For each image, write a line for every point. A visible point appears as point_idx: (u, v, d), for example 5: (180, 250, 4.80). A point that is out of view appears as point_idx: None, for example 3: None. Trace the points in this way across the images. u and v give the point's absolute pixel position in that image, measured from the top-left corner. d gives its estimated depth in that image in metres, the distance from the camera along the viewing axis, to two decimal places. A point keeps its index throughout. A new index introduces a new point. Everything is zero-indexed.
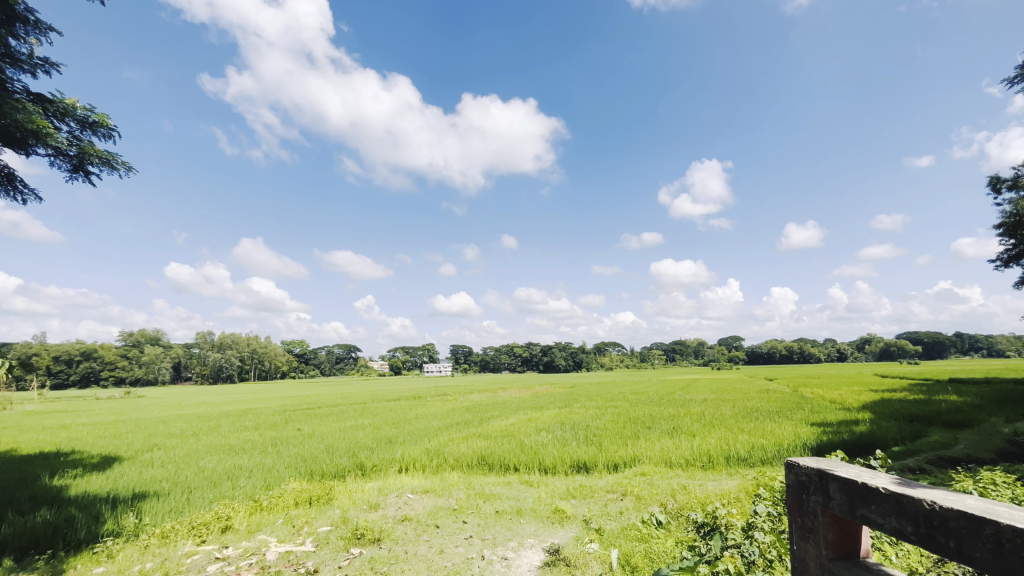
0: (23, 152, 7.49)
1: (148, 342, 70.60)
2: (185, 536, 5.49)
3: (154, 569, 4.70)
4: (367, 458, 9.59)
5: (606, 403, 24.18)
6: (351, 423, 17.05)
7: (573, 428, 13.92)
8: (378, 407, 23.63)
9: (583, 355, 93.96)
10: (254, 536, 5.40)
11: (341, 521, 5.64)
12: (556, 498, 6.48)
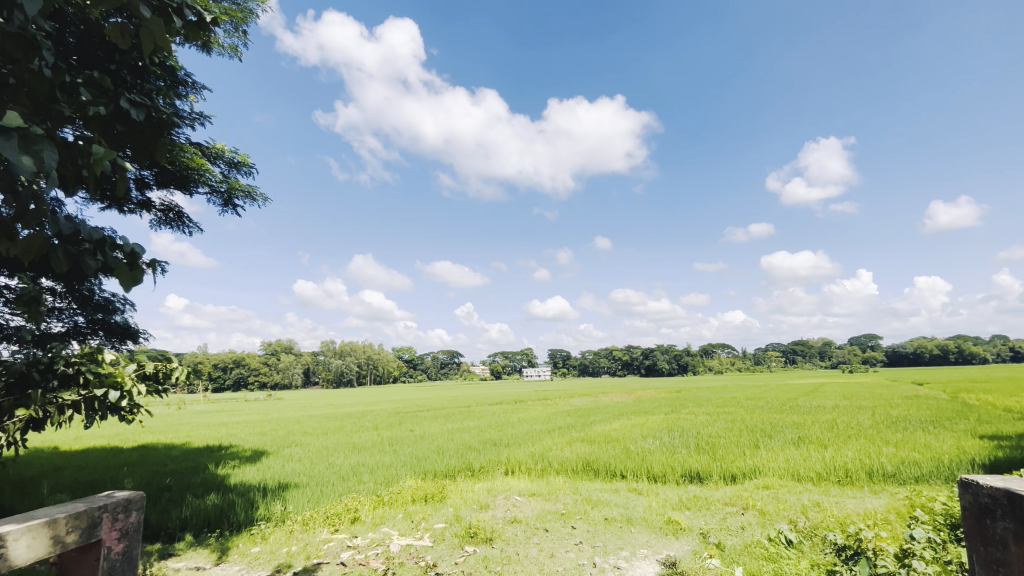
0: (188, 194, 8.96)
1: (284, 351, 80.51)
2: (321, 524, 6.12)
3: (299, 551, 5.29)
4: (476, 459, 9.94)
5: (717, 409, 22.56)
6: (457, 425, 17.83)
7: (683, 435, 13.19)
8: (481, 409, 24.43)
9: (688, 358, 88.92)
10: (379, 528, 5.86)
11: (454, 519, 5.90)
12: (667, 508, 6.18)
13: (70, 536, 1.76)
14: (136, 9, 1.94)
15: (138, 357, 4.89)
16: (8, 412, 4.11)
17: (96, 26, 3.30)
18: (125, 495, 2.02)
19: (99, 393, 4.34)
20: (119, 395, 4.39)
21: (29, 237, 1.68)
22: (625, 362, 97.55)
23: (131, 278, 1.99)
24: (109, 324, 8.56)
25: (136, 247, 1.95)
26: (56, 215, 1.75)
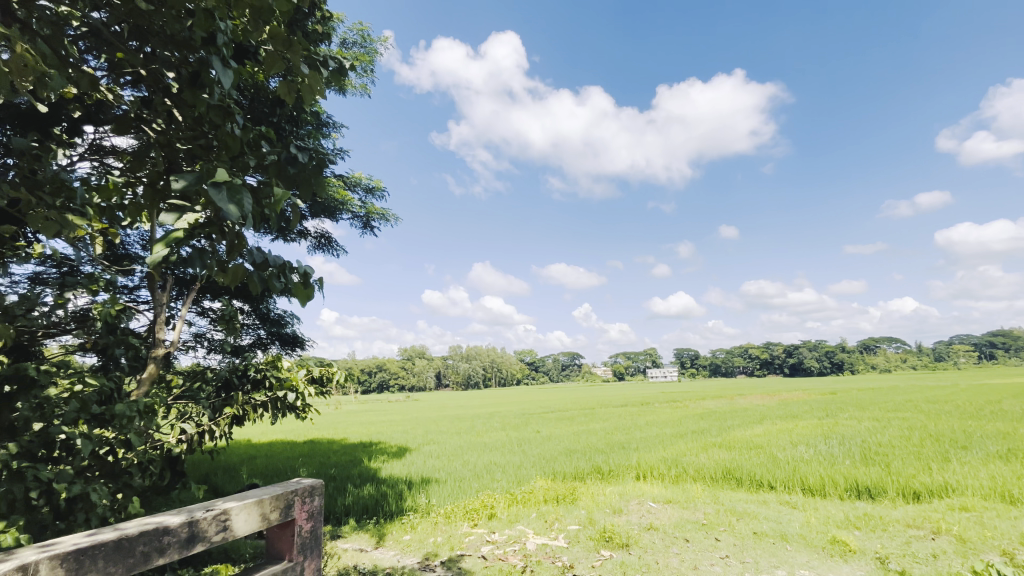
0: (335, 220, 10.28)
1: (417, 356, 87.72)
2: (461, 518, 6.53)
3: (444, 542, 5.70)
4: (604, 462, 9.77)
5: (886, 414, 19.32)
6: (582, 427, 17.76)
7: (843, 443, 11.55)
8: (606, 412, 24.01)
9: (842, 354, 77.66)
10: (514, 525, 6.07)
11: (587, 522, 5.86)
12: (830, 526, 5.44)
13: (273, 514, 2.11)
14: (298, 68, 2.26)
15: (306, 363, 5.69)
16: (220, 409, 5.07)
17: (264, 86, 3.95)
18: (310, 482, 2.34)
19: (280, 394, 5.14)
20: (295, 395, 5.17)
21: (231, 268, 1.98)
22: (762, 361, 88.55)
23: (305, 295, 2.24)
24: (283, 335, 10.14)
25: (308, 270, 2.21)
26: (250, 248, 2.01)
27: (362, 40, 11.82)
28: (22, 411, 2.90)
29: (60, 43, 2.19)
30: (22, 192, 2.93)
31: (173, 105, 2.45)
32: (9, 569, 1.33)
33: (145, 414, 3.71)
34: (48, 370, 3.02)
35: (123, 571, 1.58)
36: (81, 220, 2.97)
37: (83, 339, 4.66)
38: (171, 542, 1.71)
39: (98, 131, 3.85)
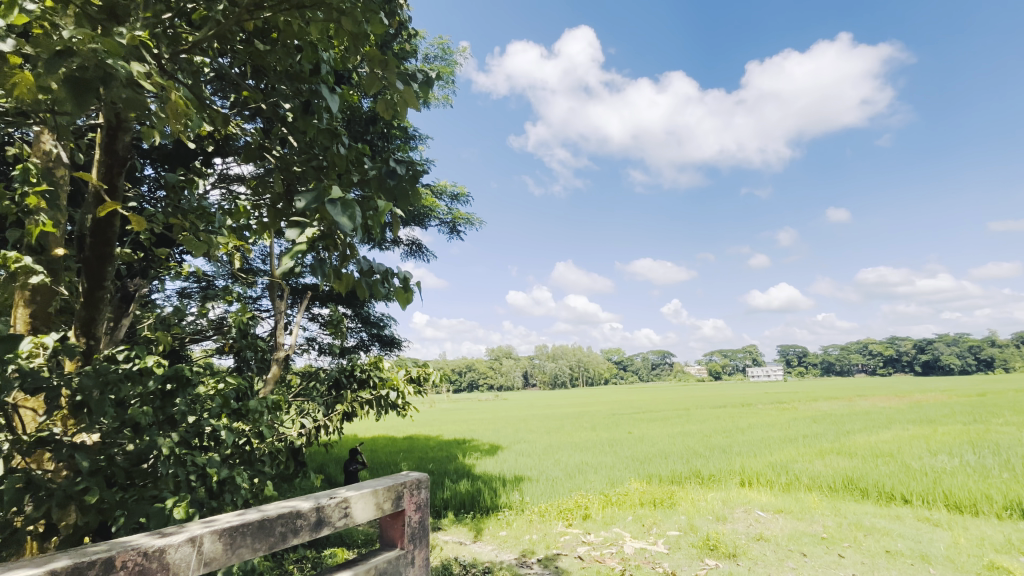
0: (424, 228, 10.84)
1: (503, 355, 89.55)
2: (555, 517, 6.54)
3: (540, 540, 5.75)
4: (704, 466, 9.25)
5: None
6: (677, 428, 17.00)
7: (996, 453, 9.91)
8: (701, 413, 22.78)
9: (990, 350, 66.47)
10: (610, 527, 5.96)
11: (688, 529, 5.59)
12: (986, 550, 4.68)
13: (387, 504, 2.26)
14: (394, 85, 2.37)
15: (405, 364, 6.03)
16: (332, 406, 5.52)
17: (360, 107, 4.27)
18: (417, 475, 2.48)
19: (383, 393, 5.51)
20: (395, 393, 5.52)
21: (344, 275, 2.15)
22: (885, 358, 78.56)
23: (405, 299, 2.24)
24: (382, 337, 10.88)
25: (407, 275, 2.20)
26: (358, 256, 2.12)
27: (443, 53, 12.35)
28: (180, 405, 3.37)
29: (200, 88, 2.53)
30: (174, 218, 3.42)
31: (289, 132, 2.72)
32: (181, 538, 1.56)
33: (271, 410, 4.16)
34: (199, 369, 3.50)
35: (266, 547, 1.78)
36: (219, 240, 3.41)
37: (221, 343, 5.33)
38: (303, 525, 1.90)
39: (225, 162, 4.39)
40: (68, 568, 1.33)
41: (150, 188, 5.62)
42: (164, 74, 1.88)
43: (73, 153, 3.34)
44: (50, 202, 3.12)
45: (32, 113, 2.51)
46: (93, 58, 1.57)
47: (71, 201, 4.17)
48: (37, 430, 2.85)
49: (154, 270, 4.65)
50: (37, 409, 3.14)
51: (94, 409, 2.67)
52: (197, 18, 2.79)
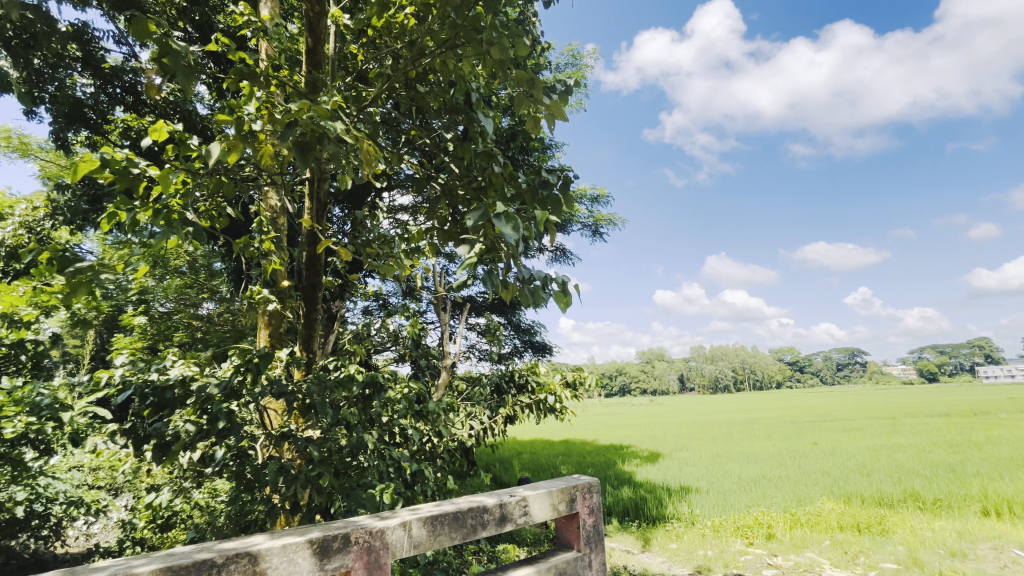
0: (565, 232, 11.06)
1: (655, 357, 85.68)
2: (733, 534, 6.00)
3: (716, 557, 5.34)
4: (925, 488, 7.59)
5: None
6: (881, 440, 14.27)
7: None
8: (911, 422, 18.85)
9: None
10: (802, 551, 5.25)
11: (911, 563, 4.65)
12: None
13: (562, 505, 2.32)
14: (540, 97, 2.44)
15: (560, 369, 6.12)
16: (496, 409, 5.85)
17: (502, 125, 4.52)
18: (587, 479, 2.50)
19: (542, 397, 5.67)
20: (554, 398, 5.62)
21: (509, 283, 2.29)
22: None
23: (565, 303, 2.15)
24: (534, 342, 11.32)
25: (566, 278, 2.10)
26: (519, 265, 2.16)
27: (573, 60, 12.52)
28: (376, 406, 3.92)
29: (375, 134, 2.95)
30: (362, 247, 4.02)
31: (450, 159, 2.99)
32: (396, 522, 1.80)
33: (446, 412, 4.58)
34: (389, 376, 4.02)
35: (461, 537, 1.95)
36: (398, 263, 3.91)
37: (400, 352, 6.06)
38: (489, 520, 2.04)
39: (395, 194, 5.02)
40: (320, 539, 1.63)
41: (341, 228, 6.78)
42: (356, 127, 2.21)
43: (291, 203, 4.16)
44: (278, 244, 3.92)
45: (265, 175, 3.20)
46: (309, 123, 1.95)
47: (290, 242, 5.18)
48: (280, 425, 3.58)
49: (348, 293, 5.51)
50: (279, 409, 3.95)
51: (318, 409, 3.25)
52: (371, 75, 3.26)
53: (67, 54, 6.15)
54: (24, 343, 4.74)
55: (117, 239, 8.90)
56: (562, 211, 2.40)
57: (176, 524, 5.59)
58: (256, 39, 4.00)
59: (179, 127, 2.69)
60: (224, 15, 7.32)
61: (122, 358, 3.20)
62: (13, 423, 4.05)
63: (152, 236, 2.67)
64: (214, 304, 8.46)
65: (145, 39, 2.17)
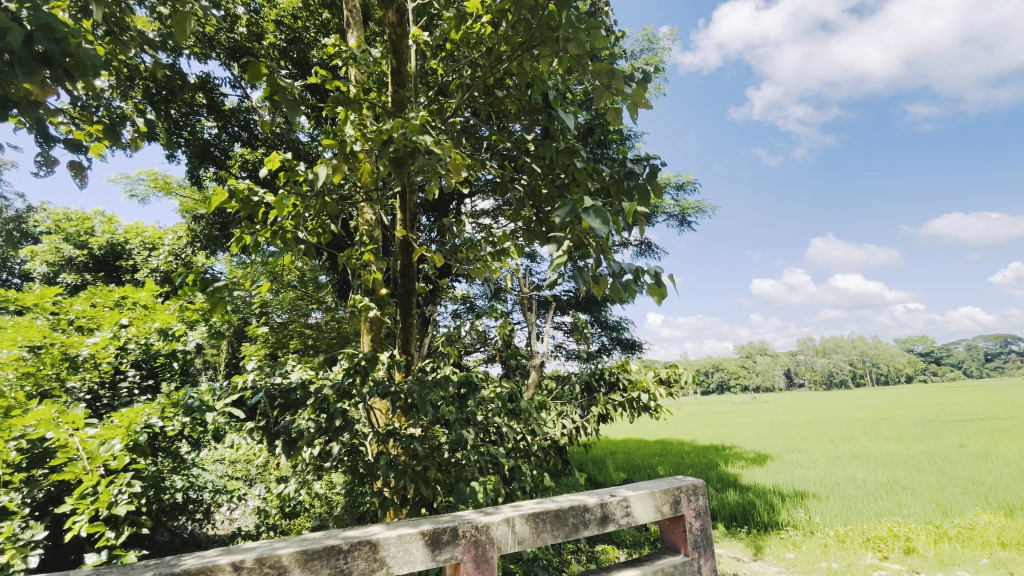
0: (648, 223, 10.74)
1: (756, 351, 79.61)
2: (862, 546, 5.40)
3: (843, 570, 4.84)
4: None
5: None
6: None
7: None
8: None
9: None
10: (952, 570, 4.58)
11: None
12: None
13: (666, 507, 2.24)
14: (621, 88, 2.37)
15: (653, 366, 5.88)
16: (587, 408, 5.75)
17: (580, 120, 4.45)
18: (691, 481, 2.38)
19: (635, 395, 5.46)
20: (648, 396, 5.38)
21: (600, 278, 2.25)
22: None
23: (660, 295, 2.06)
24: (621, 339, 11.19)
25: (659, 269, 2.02)
26: (610, 259, 2.12)
27: (649, 45, 12.08)
28: (472, 405, 4.05)
29: (459, 143, 3.07)
30: (451, 253, 4.18)
31: (532, 161, 3.02)
32: (500, 518, 1.85)
33: (539, 411, 4.59)
34: (482, 376, 4.12)
35: (563, 535, 1.95)
36: (486, 266, 4.03)
37: (490, 353, 6.22)
38: (590, 519, 2.02)
39: (478, 199, 5.19)
40: (430, 531, 1.72)
41: (428, 236, 7.23)
42: (444, 139, 2.32)
43: (385, 216, 4.45)
44: (376, 255, 4.21)
45: (362, 191, 3.45)
46: (403, 138, 2.08)
47: (385, 253, 5.53)
48: (386, 423, 3.84)
49: (439, 298, 5.78)
50: (384, 408, 4.23)
51: (420, 408, 3.44)
52: (451, 86, 3.39)
53: (196, 102, 7.14)
54: (176, 352, 5.51)
55: (242, 260, 10.09)
56: (650, 201, 2.31)
57: (301, 513, 6.21)
58: (347, 67, 4.33)
59: (288, 156, 3.00)
60: (318, 49, 8.02)
61: (253, 364, 3.62)
62: (173, 421, 4.75)
63: (273, 255, 3.00)
64: (321, 313, 9.28)
65: (258, 81, 2.45)
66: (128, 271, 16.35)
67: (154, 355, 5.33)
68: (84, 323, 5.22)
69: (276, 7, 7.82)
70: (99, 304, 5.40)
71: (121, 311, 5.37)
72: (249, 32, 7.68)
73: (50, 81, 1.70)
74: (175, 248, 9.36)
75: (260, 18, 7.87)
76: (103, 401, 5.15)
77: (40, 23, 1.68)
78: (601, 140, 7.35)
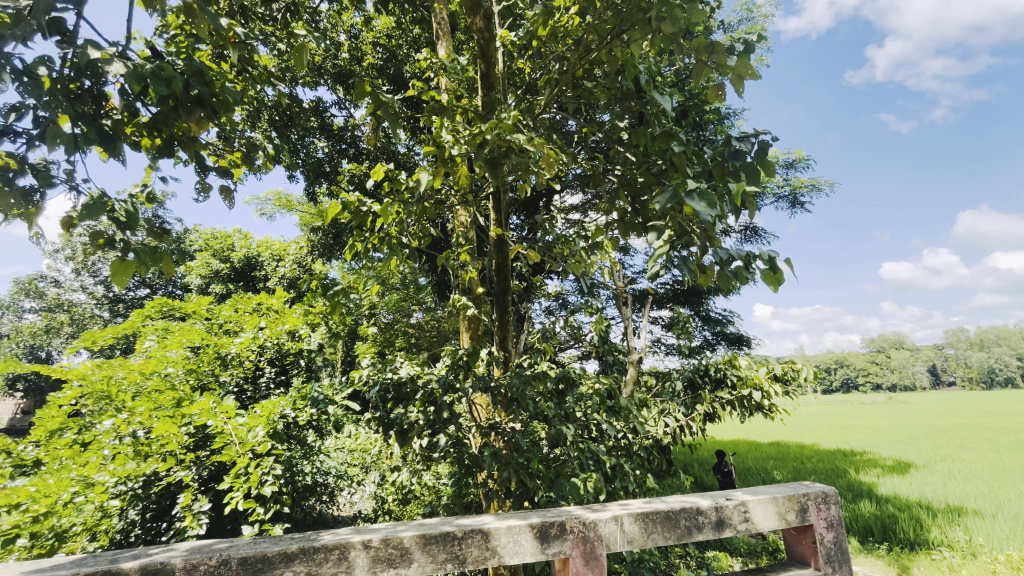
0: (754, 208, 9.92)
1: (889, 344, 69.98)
2: None
3: None
4: None
5: None
6: None
7: None
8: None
9: None
10: None
11: None
12: None
13: (791, 515, 2.04)
14: (724, 60, 2.19)
15: (766, 362, 5.40)
16: (691, 406, 5.45)
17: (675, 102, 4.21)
18: (820, 488, 2.15)
19: (746, 393, 5.05)
20: (761, 394, 4.92)
21: (706, 268, 2.12)
22: None
23: (776, 282, 1.89)
24: (726, 334, 10.52)
25: (774, 253, 1.85)
26: (715, 247, 1.98)
27: (748, 13, 11.11)
28: (570, 401, 4.03)
29: (550, 139, 3.08)
30: (545, 249, 4.20)
31: (627, 151, 2.92)
32: (607, 516, 1.82)
33: (640, 408, 4.42)
34: (579, 372, 4.09)
35: (676, 537, 1.87)
36: (581, 262, 3.98)
37: (586, 349, 6.15)
38: (705, 522, 1.91)
39: (569, 194, 5.15)
40: (539, 524, 1.74)
41: (521, 235, 7.37)
42: (535, 136, 2.35)
43: (479, 216, 4.59)
44: (473, 255, 4.36)
45: (458, 195, 3.60)
46: (497, 138, 2.13)
47: (479, 253, 5.71)
48: (488, 418, 3.97)
49: (533, 295, 5.85)
50: (485, 403, 4.38)
51: (520, 403, 3.50)
52: (539, 84, 3.41)
53: (310, 126, 7.93)
54: (302, 351, 6.16)
55: (352, 266, 11.03)
56: (761, 181, 2.12)
57: (413, 500, 6.64)
58: (438, 77, 4.53)
59: (391, 166, 3.21)
60: (410, 63, 8.49)
61: (368, 361, 3.94)
62: (303, 412, 5.32)
63: (380, 259, 3.23)
64: (423, 312, 9.84)
65: (363, 99, 2.66)
66: (262, 280, 18.70)
67: (285, 354, 6.01)
68: (231, 326, 6.06)
69: (372, 29, 8.42)
70: (241, 310, 6.23)
71: (259, 315, 6.14)
72: (351, 56, 8.37)
73: (206, 119, 2.01)
74: (298, 258, 10.50)
75: (359, 42, 8.54)
76: (248, 393, 5.93)
77: (194, 70, 1.97)
78: (696, 123, 6.96)
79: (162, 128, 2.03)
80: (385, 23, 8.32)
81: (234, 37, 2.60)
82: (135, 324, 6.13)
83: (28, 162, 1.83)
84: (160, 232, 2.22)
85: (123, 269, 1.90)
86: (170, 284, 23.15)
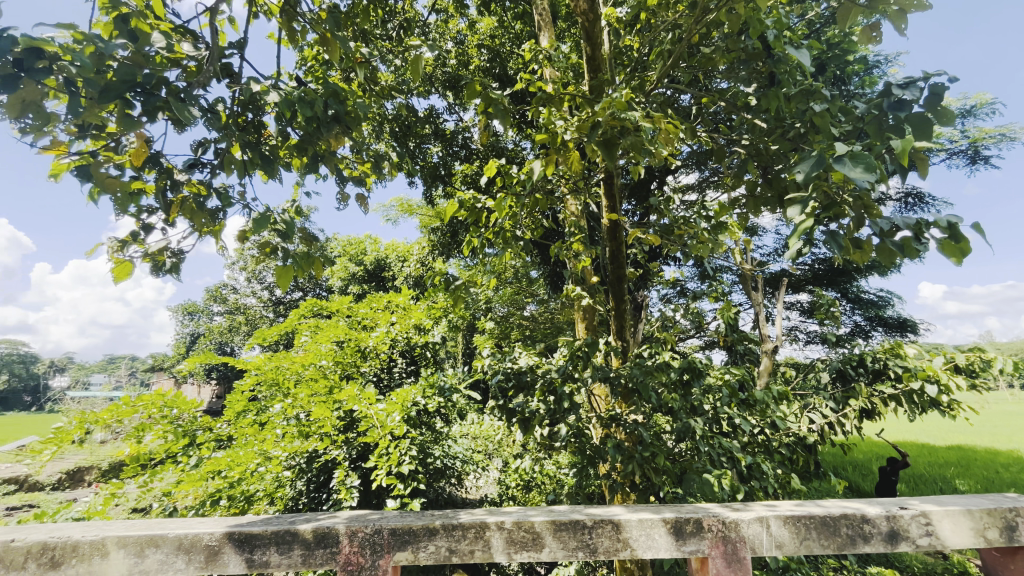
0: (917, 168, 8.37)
1: None
2: None
3: None
4: None
5: None
6: None
7: None
8: None
9: None
10: None
11: None
12: None
13: (993, 533, 1.68)
14: None
15: (942, 349, 4.52)
16: (843, 401, 4.78)
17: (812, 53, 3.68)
18: None
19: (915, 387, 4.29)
20: (936, 388, 4.05)
21: (863, 242, 1.83)
22: None
23: (960, 253, 1.56)
24: (885, 318, 9.06)
25: (955, 218, 1.53)
26: (873, 217, 1.69)
27: None
28: (696, 394, 3.78)
29: (664, 115, 2.89)
30: (662, 233, 3.97)
31: (756, 116, 2.62)
32: (751, 517, 1.66)
33: (778, 402, 3.98)
34: (706, 362, 3.80)
35: (835, 547, 1.65)
36: (703, 244, 3.70)
37: (711, 338, 5.72)
38: (873, 532, 1.65)
39: (687, 173, 4.80)
40: (673, 519, 1.66)
41: (634, 220, 7.10)
42: (651, 112, 2.21)
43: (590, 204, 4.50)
44: (585, 244, 4.29)
45: (568, 183, 3.56)
46: (611, 118, 2.06)
47: (590, 242, 5.62)
48: (608, 409, 3.89)
49: (650, 283, 5.60)
50: (604, 394, 4.31)
51: (642, 393, 3.37)
52: (649, 58, 3.21)
53: (425, 133, 8.47)
54: (427, 344, 6.62)
55: (468, 262, 11.57)
56: (933, 133, 1.77)
57: (535, 488, 6.78)
58: (543, 67, 4.52)
59: (502, 161, 3.27)
60: (513, 59, 8.61)
61: (488, 351, 4.09)
62: (432, 399, 5.73)
63: (495, 253, 3.33)
64: (536, 304, 9.96)
65: (474, 99, 2.74)
66: (391, 280, 20.55)
67: (413, 346, 6.51)
68: (368, 322, 6.74)
69: (476, 33, 8.71)
70: (376, 307, 6.89)
71: (390, 312, 6.73)
72: (458, 62, 8.75)
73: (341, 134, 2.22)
74: (420, 258, 11.31)
75: (465, 46, 8.89)
76: (384, 382, 6.55)
77: (330, 92, 2.20)
78: (836, 77, 6.04)
79: (308, 147, 2.30)
80: (488, 23, 8.55)
81: (359, 58, 2.84)
82: (293, 322, 7.08)
83: (213, 187, 2.17)
84: (309, 240, 2.53)
85: (284, 274, 2.19)
86: (317, 287, 26.39)
